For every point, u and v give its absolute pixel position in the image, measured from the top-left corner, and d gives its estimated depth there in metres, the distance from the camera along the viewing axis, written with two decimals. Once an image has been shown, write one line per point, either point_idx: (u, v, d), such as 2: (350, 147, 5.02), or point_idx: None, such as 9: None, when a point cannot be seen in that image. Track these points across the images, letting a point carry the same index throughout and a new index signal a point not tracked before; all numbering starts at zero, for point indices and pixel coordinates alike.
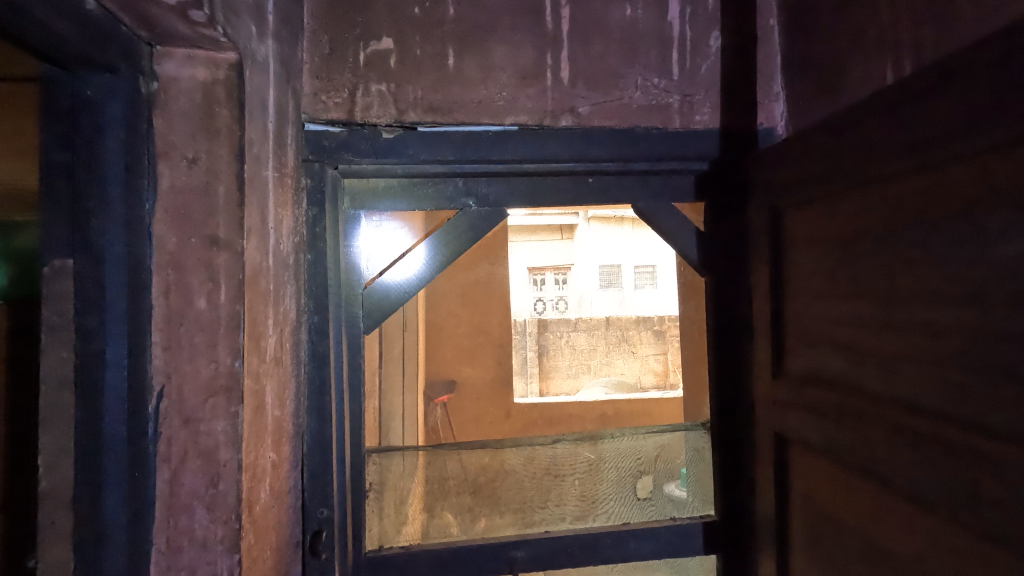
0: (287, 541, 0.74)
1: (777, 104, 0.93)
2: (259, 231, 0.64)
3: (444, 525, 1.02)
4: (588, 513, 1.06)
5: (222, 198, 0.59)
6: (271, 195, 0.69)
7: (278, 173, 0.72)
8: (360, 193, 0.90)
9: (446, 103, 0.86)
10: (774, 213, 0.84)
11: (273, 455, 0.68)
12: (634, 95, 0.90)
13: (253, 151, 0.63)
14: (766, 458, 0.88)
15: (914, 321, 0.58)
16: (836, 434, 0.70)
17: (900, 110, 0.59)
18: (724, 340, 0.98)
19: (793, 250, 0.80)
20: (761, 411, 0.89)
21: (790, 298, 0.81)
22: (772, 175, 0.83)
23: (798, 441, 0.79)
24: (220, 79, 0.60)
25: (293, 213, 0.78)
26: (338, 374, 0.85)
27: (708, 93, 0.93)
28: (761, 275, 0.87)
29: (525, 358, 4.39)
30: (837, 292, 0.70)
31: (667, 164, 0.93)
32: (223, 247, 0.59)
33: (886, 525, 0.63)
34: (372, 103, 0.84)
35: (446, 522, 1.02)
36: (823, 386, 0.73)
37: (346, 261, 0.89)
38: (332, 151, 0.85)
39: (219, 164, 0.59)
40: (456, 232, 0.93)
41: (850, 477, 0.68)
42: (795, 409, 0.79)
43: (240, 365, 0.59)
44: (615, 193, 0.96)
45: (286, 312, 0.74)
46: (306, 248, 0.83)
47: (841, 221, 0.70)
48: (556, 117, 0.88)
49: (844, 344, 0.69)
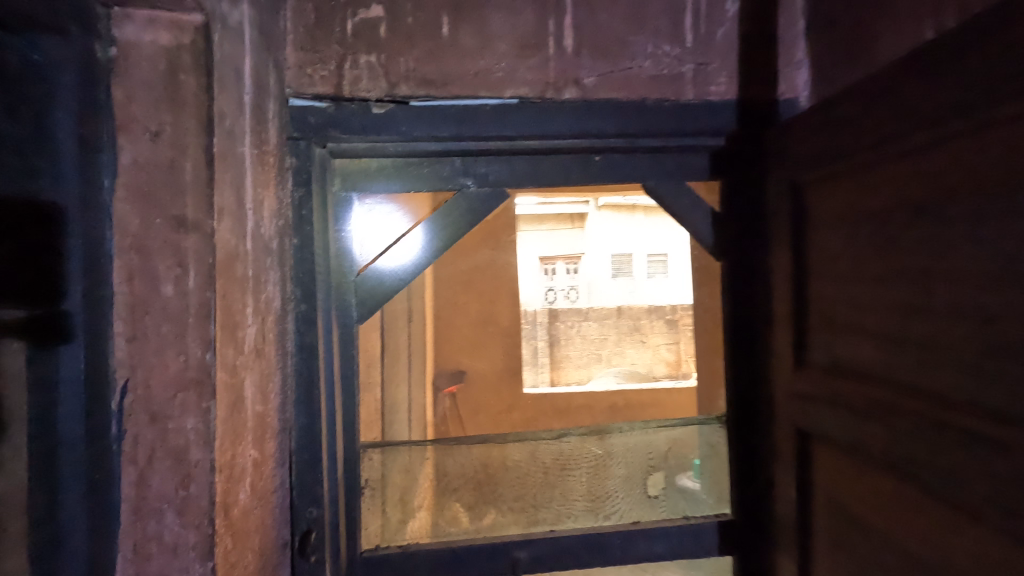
0: (272, 545, 0.69)
1: (799, 73, 0.85)
2: (233, 211, 0.59)
3: (453, 518, 0.97)
4: (595, 509, 1.00)
5: (190, 175, 0.54)
6: (248, 173, 0.64)
7: (257, 150, 0.66)
8: (352, 174, 0.85)
9: (441, 76, 0.80)
10: (796, 190, 0.78)
11: (254, 453, 0.64)
12: (644, 65, 0.83)
13: (225, 125, 0.58)
14: (786, 454, 0.81)
15: (959, 306, 0.52)
16: (865, 429, 0.64)
17: (941, 70, 0.52)
18: (740, 328, 0.92)
19: (817, 231, 0.73)
20: (780, 405, 0.82)
21: (814, 284, 0.74)
22: (794, 147, 0.76)
23: (822, 437, 0.73)
24: (186, 44, 0.54)
25: (277, 194, 0.73)
26: (329, 366, 0.80)
27: (724, 61, 0.85)
28: (782, 259, 0.81)
29: (536, 348, 4.31)
30: (869, 275, 0.64)
31: (677, 139, 0.86)
32: (190, 228, 0.54)
33: (922, 531, 0.57)
34: (361, 76, 0.78)
35: (456, 514, 0.98)
36: (853, 378, 0.66)
37: (338, 246, 0.84)
38: (317, 129, 0.79)
39: (186, 138, 0.54)
40: (454, 215, 0.89)
41: (882, 479, 0.62)
42: (819, 404, 0.73)
43: (212, 356, 0.55)
44: (622, 172, 0.90)
45: (269, 300, 0.69)
46: (291, 231, 0.77)
47: (869, 201, 0.64)
48: (559, 90, 0.82)
49: (874, 333, 0.63)
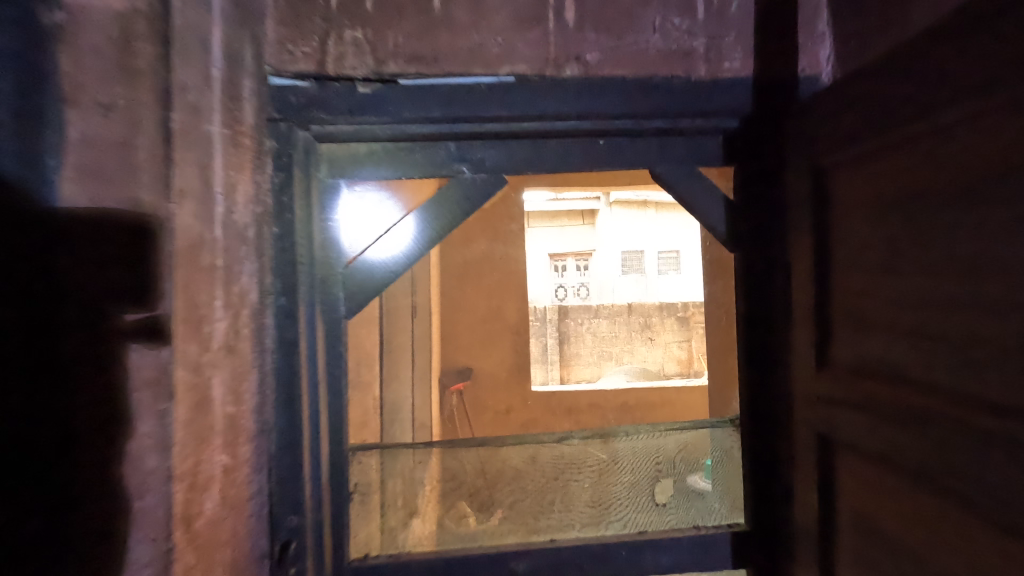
0: (246, 557, 0.64)
1: (822, 47, 0.78)
2: (196, 195, 0.54)
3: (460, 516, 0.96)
4: (599, 519, 0.93)
5: (144, 152, 0.50)
6: (218, 154, 0.58)
7: (229, 130, 0.61)
8: (339, 159, 0.80)
9: (432, 52, 0.74)
10: (818, 173, 0.71)
11: (224, 458, 0.59)
12: (652, 40, 0.77)
13: (189, 100, 0.54)
14: (804, 462, 0.75)
15: (1010, 299, 0.45)
16: (896, 437, 0.58)
17: (986, 29, 0.46)
18: (756, 326, 0.85)
19: (842, 218, 0.67)
20: (799, 409, 0.76)
21: (839, 276, 0.67)
22: (816, 126, 0.70)
23: (846, 444, 0.66)
24: (141, 9, 0.50)
25: (253, 177, 0.68)
26: (312, 364, 0.75)
27: (740, 35, 0.79)
28: (801, 249, 0.74)
29: (545, 345, 4.21)
30: (904, 265, 0.57)
31: (688, 121, 0.80)
32: (146, 212, 0.49)
33: (962, 553, 0.50)
34: (346, 52, 0.73)
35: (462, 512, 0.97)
36: (883, 379, 0.60)
37: (325, 237, 0.79)
38: (300, 110, 0.73)
39: (141, 112, 0.50)
40: (449, 203, 0.83)
41: (914, 492, 0.56)
42: (842, 407, 0.66)
43: (169, 353, 0.50)
44: (628, 158, 0.84)
45: (243, 292, 0.64)
46: (271, 219, 0.72)
47: (903, 182, 0.57)
48: (559, 67, 0.76)
49: (909, 329, 0.56)
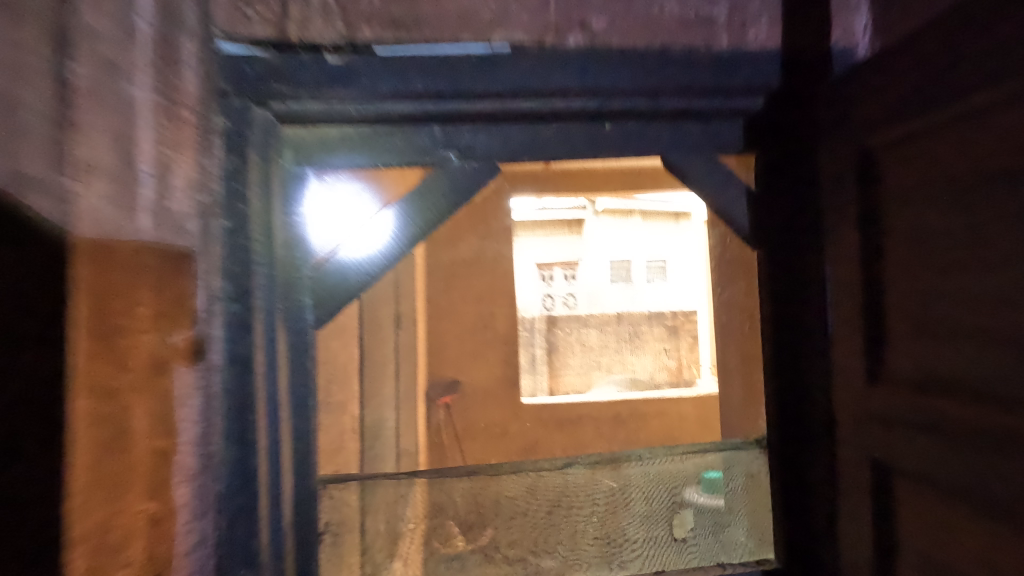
0: None
1: (857, 17, 0.68)
2: (109, 172, 0.43)
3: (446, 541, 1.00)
4: (608, 557, 0.83)
5: (35, 112, 0.38)
6: (141, 126, 0.47)
7: (159, 99, 0.49)
8: (306, 145, 0.70)
9: (412, 17, 0.63)
10: (863, 156, 0.60)
11: (151, 507, 0.46)
12: (667, 5, 0.67)
13: (99, 51, 0.43)
14: (851, 492, 0.64)
15: None
16: (981, 469, 0.47)
17: None
18: (787, 332, 0.75)
19: (897, 207, 0.56)
20: (844, 431, 0.65)
21: (896, 275, 0.57)
22: (859, 102, 0.60)
23: (908, 474, 0.55)
24: None
25: (195, 159, 0.54)
26: (271, 383, 0.63)
27: (765, 2, 0.69)
28: (844, 245, 0.64)
29: (534, 356, 3.87)
30: (989, 259, 0.47)
31: (704, 101, 0.71)
32: (34, 189, 0.37)
33: None
34: (310, 16, 0.62)
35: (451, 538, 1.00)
36: (957, 397, 0.49)
37: (288, 235, 0.67)
38: (260, 81, 0.62)
39: (29, 59, 0.37)
40: (433, 195, 0.73)
41: (1010, 538, 0.45)
42: (902, 431, 0.56)
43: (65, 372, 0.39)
44: (636, 144, 0.75)
45: (178, 299, 0.52)
46: (222, 212, 0.58)
47: (982, 159, 0.47)
48: (561, 35, 0.66)
49: (997, 337, 0.46)
